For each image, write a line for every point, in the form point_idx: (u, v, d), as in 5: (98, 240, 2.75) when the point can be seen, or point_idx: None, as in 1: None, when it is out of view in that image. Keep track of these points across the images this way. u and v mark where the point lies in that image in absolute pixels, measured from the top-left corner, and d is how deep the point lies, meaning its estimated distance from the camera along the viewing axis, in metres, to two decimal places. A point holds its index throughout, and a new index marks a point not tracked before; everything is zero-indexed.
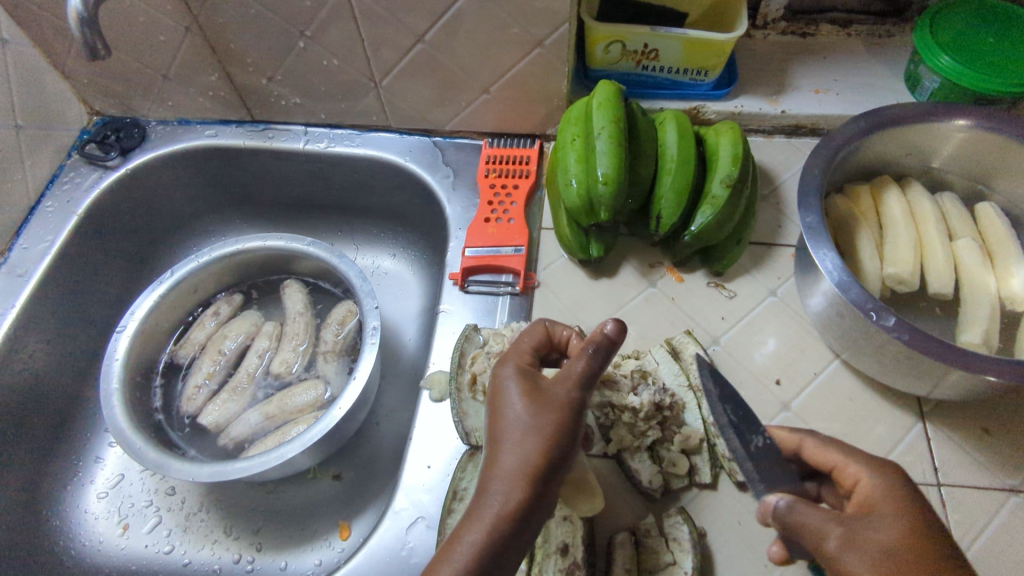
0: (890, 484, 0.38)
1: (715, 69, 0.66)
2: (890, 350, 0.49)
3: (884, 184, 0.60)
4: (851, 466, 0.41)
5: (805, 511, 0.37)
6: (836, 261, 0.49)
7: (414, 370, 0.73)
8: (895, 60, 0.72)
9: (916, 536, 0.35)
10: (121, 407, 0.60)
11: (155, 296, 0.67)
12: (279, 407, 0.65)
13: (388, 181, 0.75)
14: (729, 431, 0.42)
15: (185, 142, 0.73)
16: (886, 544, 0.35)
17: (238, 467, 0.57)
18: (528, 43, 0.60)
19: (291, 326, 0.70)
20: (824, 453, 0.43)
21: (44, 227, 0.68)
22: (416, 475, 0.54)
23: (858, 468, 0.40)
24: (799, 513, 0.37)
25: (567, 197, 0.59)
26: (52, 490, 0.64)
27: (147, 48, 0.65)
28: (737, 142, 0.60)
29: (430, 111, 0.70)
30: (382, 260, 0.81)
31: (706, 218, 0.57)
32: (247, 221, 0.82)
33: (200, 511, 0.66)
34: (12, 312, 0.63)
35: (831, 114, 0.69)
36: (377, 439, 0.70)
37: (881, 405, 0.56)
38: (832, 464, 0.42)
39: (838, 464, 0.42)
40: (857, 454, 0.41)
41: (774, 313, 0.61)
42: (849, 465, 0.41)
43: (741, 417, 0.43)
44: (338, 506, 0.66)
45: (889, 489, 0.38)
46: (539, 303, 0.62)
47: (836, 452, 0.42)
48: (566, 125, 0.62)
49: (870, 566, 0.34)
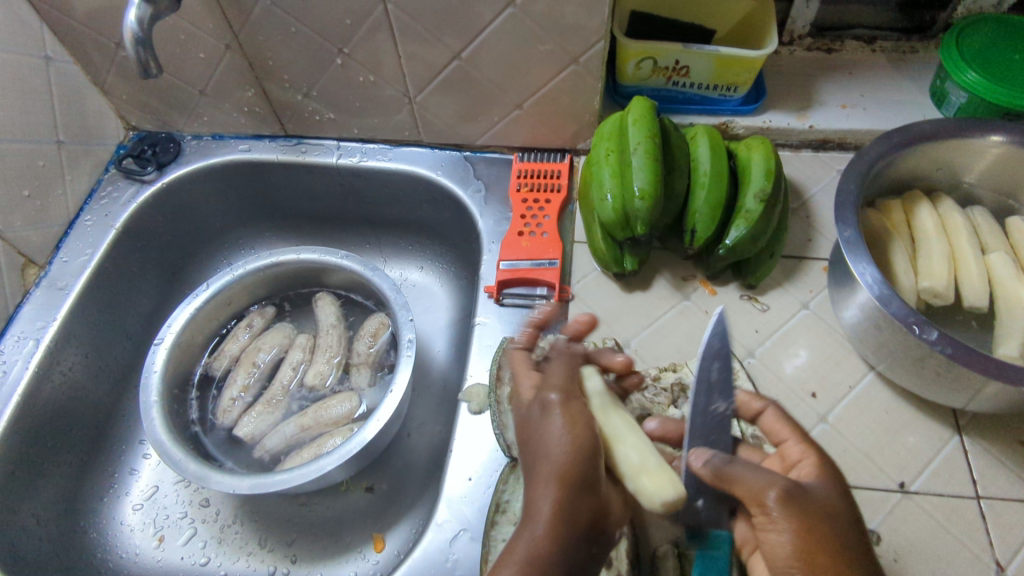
0: (823, 461, 0.44)
1: (745, 84, 0.67)
2: (931, 364, 0.49)
3: (915, 199, 0.61)
4: (798, 444, 0.46)
5: (744, 465, 0.41)
6: (875, 273, 0.50)
7: (444, 382, 0.73)
8: (921, 75, 0.73)
9: (837, 505, 0.41)
10: (161, 420, 0.60)
11: (191, 309, 0.68)
12: (314, 419, 0.65)
13: (419, 195, 0.76)
14: (707, 389, 0.46)
15: (219, 157, 0.74)
16: (819, 509, 0.40)
17: (278, 480, 0.57)
18: (563, 60, 0.61)
19: (324, 339, 0.71)
20: (780, 428, 0.48)
21: (83, 240, 0.69)
22: (457, 487, 0.54)
23: (802, 450, 0.46)
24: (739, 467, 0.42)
25: (602, 211, 0.59)
26: (90, 502, 0.65)
27: (187, 65, 0.67)
28: (769, 157, 0.61)
29: (462, 126, 0.71)
30: (410, 272, 0.81)
31: (740, 231, 0.58)
32: (277, 234, 0.83)
33: (234, 523, 0.66)
34: (53, 325, 0.64)
35: (859, 128, 0.69)
36: (408, 451, 0.70)
37: (918, 418, 0.56)
38: (782, 438, 0.48)
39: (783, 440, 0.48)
40: (805, 436, 0.47)
41: (807, 326, 0.61)
42: (794, 443, 0.47)
43: (722, 379, 0.47)
44: (372, 518, 0.66)
45: (824, 468, 0.44)
46: (574, 316, 0.63)
47: (786, 429, 0.48)
48: (599, 140, 0.62)
49: (796, 519, 0.39)
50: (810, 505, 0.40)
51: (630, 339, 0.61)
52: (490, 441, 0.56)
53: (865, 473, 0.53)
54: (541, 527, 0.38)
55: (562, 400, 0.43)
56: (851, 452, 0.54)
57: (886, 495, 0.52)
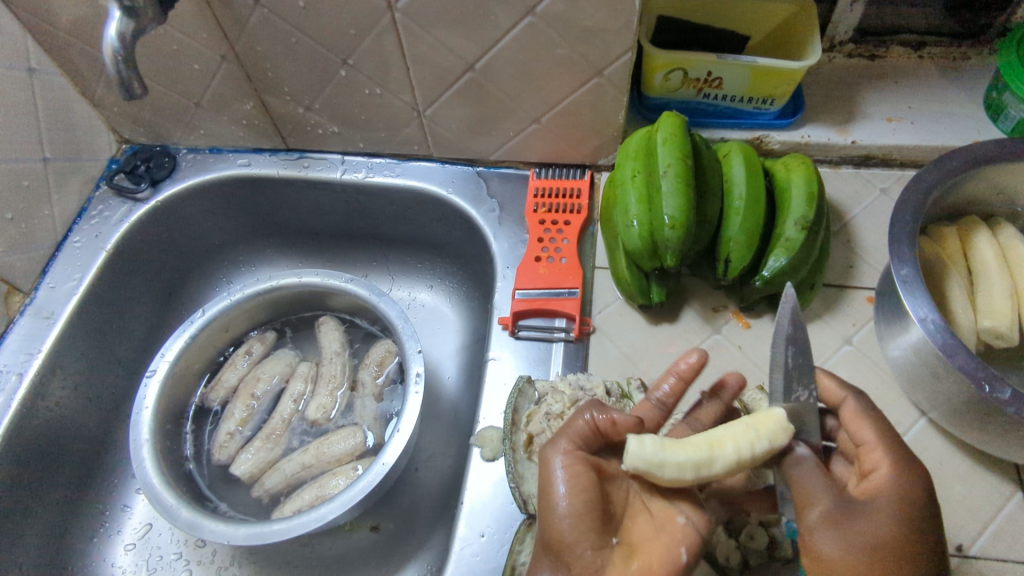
0: (907, 476, 0.39)
1: (783, 97, 0.61)
2: (998, 420, 0.44)
3: (972, 225, 0.55)
4: (880, 451, 0.40)
5: (811, 472, 0.41)
6: (937, 316, 0.45)
7: (454, 413, 0.68)
8: (974, 85, 0.67)
9: (903, 537, 0.37)
10: (152, 462, 0.57)
11: (185, 337, 0.63)
12: (316, 456, 0.61)
13: (428, 213, 0.71)
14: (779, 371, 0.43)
15: (216, 172, 0.70)
16: (875, 537, 0.37)
17: (277, 529, 0.53)
18: (586, 73, 0.56)
19: (327, 368, 0.66)
20: (863, 428, 0.42)
21: (72, 264, 0.66)
22: (468, 543, 0.50)
23: (882, 459, 0.40)
24: (802, 472, 0.41)
25: (627, 239, 0.54)
26: (79, 543, 0.61)
27: (181, 77, 0.62)
28: (811, 179, 0.55)
29: (475, 140, 0.66)
30: (419, 291, 0.77)
31: (779, 261, 0.52)
32: (278, 250, 0.78)
33: (232, 565, 0.61)
34: (39, 356, 0.60)
35: (907, 144, 0.64)
36: (417, 486, 0.64)
37: (977, 470, 0.50)
38: (863, 440, 0.42)
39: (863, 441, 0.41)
40: (892, 442, 0.40)
41: (851, 363, 0.56)
42: (876, 446, 0.41)
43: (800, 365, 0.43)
44: (376, 561, 0.61)
45: (905, 490, 0.38)
46: (595, 351, 0.58)
47: (870, 431, 0.41)
48: (624, 160, 0.57)
49: (840, 547, 0.37)
50: (866, 531, 0.37)
51: (656, 377, 0.56)
52: (504, 490, 0.52)
53: None
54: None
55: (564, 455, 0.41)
56: None
57: None
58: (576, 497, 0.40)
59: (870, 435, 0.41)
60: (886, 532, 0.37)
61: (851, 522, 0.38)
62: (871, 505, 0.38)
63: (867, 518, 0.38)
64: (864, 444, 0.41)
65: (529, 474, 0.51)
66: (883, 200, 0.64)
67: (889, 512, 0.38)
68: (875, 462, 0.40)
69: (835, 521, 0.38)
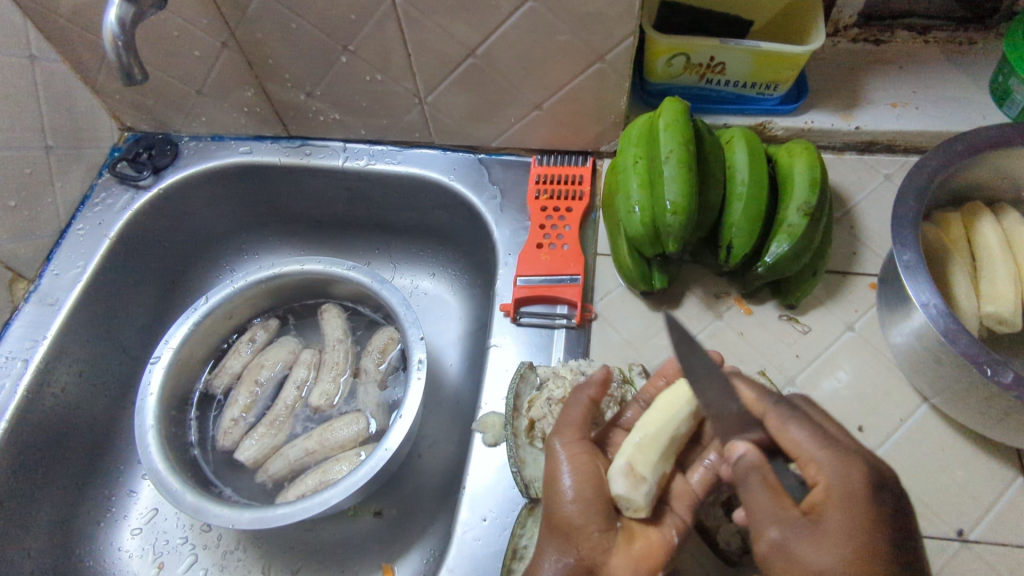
0: (856, 474, 0.36)
1: (786, 83, 0.60)
2: (1000, 405, 0.44)
3: (976, 211, 0.55)
4: (830, 464, 0.37)
5: (760, 492, 0.37)
6: (939, 301, 0.45)
7: (456, 400, 0.68)
8: (980, 71, 0.66)
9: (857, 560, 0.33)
10: (157, 447, 0.57)
11: (189, 324, 0.64)
12: (319, 442, 0.61)
13: (430, 200, 0.71)
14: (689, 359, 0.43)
15: (218, 160, 0.70)
16: (851, 547, 0.34)
17: (280, 513, 0.53)
18: (588, 58, 0.56)
19: (330, 355, 0.67)
20: (790, 429, 0.40)
21: (76, 251, 0.66)
22: (470, 527, 0.51)
23: (827, 454, 0.37)
24: (749, 490, 0.38)
25: (629, 225, 0.54)
26: (85, 527, 0.62)
27: (182, 64, 0.62)
28: (814, 165, 0.55)
29: (477, 127, 0.66)
30: (421, 279, 0.77)
31: (782, 247, 0.52)
32: (280, 238, 0.78)
33: (237, 550, 0.62)
34: (44, 343, 0.61)
35: (911, 130, 0.63)
36: (420, 473, 0.65)
37: (977, 456, 0.51)
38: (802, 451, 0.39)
39: (799, 445, 0.39)
40: (836, 454, 0.37)
41: (853, 349, 0.56)
42: (817, 445, 0.38)
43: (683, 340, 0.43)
44: (380, 546, 0.61)
45: (852, 504, 0.35)
46: (597, 338, 0.58)
47: (802, 432, 0.39)
48: (626, 146, 0.57)
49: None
50: (840, 542, 0.34)
51: (657, 363, 0.57)
52: (506, 475, 0.53)
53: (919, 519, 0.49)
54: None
55: (565, 442, 0.44)
56: None
57: (942, 544, 0.48)
58: (583, 481, 0.42)
59: (802, 438, 0.39)
60: (858, 537, 0.34)
61: (818, 533, 0.35)
62: (831, 509, 0.35)
63: (834, 524, 0.35)
64: (801, 448, 0.39)
65: (532, 459, 0.51)
66: (886, 186, 0.64)
67: (852, 516, 0.35)
68: (816, 468, 0.37)
69: (803, 538, 0.35)
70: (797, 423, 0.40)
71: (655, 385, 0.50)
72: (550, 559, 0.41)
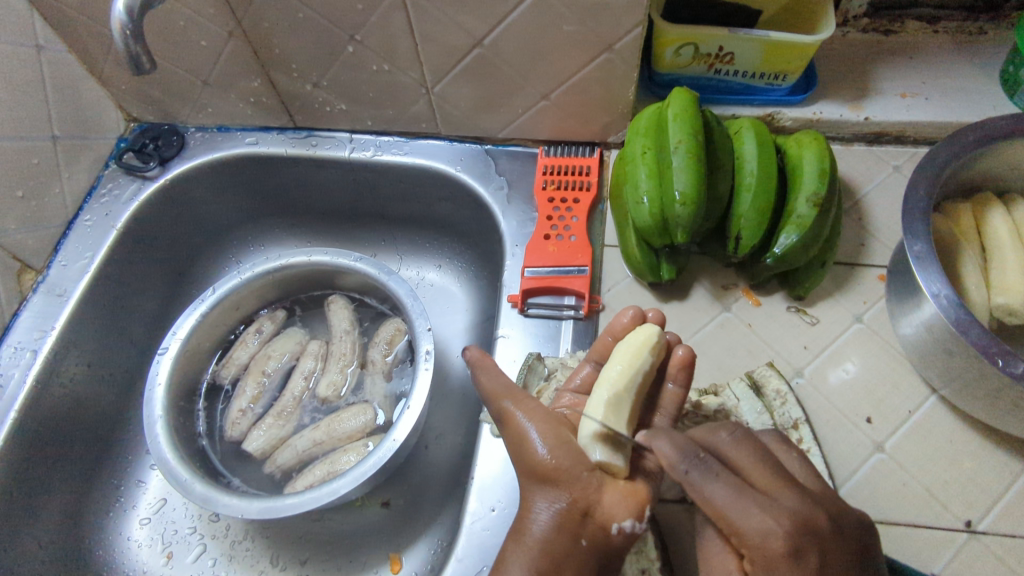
0: (777, 545, 0.36)
1: (795, 72, 0.60)
2: (1010, 397, 0.44)
3: (987, 203, 0.55)
4: (747, 530, 0.36)
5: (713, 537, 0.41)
6: (950, 292, 0.45)
7: (463, 391, 0.68)
8: (990, 61, 0.66)
9: None
10: (166, 437, 0.57)
11: (197, 315, 0.64)
12: (327, 432, 0.62)
13: (437, 192, 0.71)
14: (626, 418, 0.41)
15: (225, 151, 0.70)
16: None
17: (289, 503, 0.54)
18: (596, 47, 0.55)
19: (337, 346, 0.67)
20: (712, 492, 0.37)
21: (83, 243, 0.66)
22: (479, 517, 0.51)
23: (752, 517, 0.36)
24: (706, 540, 0.42)
25: (637, 215, 0.53)
26: (94, 518, 0.62)
27: (188, 54, 0.62)
28: (823, 155, 0.55)
29: (483, 118, 0.66)
30: (428, 271, 0.77)
31: (791, 239, 0.52)
32: (286, 230, 0.78)
33: (246, 539, 0.62)
34: (53, 334, 0.61)
35: (921, 120, 0.63)
36: (427, 464, 0.65)
37: (985, 447, 0.50)
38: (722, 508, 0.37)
39: (720, 512, 0.37)
40: (748, 521, 0.36)
41: (861, 341, 0.56)
42: (738, 513, 0.37)
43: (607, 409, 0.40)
44: (387, 536, 0.62)
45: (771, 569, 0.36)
46: (604, 329, 0.58)
47: (720, 489, 0.37)
48: (634, 136, 0.56)
49: None
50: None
51: None
52: (514, 465, 0.53)
53: (926, 510, 0.49)
54: (531, 532, 0.41)
55: (516, 404, 0.44)
56: (910, 486, 0.50)
57: (950, 535, 0.48)
58: (550, 433, 0.43)
59: (716, 497, 0.37)
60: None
61: None
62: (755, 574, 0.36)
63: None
64: (721, 516, 0.37)
65: None
66: (895, 177, 0.64)
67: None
68: (739, 537, 0.37)
69: None
70: (716, 480, 0.37)
71: (604, 343, 0.50)
72: (542, 506, 0.41)
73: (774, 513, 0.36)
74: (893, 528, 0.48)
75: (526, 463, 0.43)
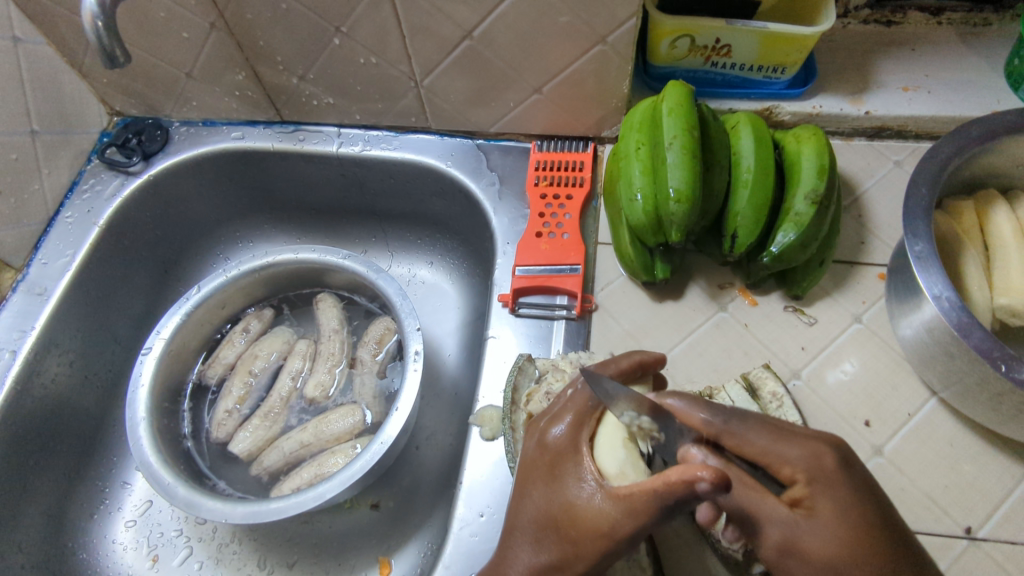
0: (840, 520, 0.34)
1: (794, 65, 0.58)
2: (1012, 402, 0.43)
3: (990, 200, 0.53)
4: (791, 456, 0.36)
5: (759, 433, 0.37)
6: (952, 293, 0.43)
7: (455, 390, 0.67)
8: (994, 53, 0.64)
9: (855, 531, 0.34)
10: (150, 440, 0.56)
11: (181, 314, 0.62)
12: (315, 434, 0.60)
13: (428, 187, 0.69)
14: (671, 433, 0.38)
15: (210, 145, 0.68)
16: (852, 525, 0.34)
17: (274, 508, 0.52)
18: (588, 40, 0.54)
19: (325, 345, 0.66)
20: (747, 433, 0.37)
21: (64, 240, 0.64)
22: (468, 522, 0.50)
23: (791, 450, 0.36)
24: (752, 442, 0.37)
25: (630, 214, 0.52)
26: (78, 521, 0.61)
27: (170, 46, 0.60)
28: (822, 151, 0.53)
29: (474, 112, 0.64)
30: (419, 268, 0.75)
31: (788, 237, 0.50)
32: (275, 225, 0.77)
33: (233, 543, 0.61)
34: (33, 334, 0.59)
35: (922, 115, 0.61)
36: (418, 464, 0.64)
37: (987, 453, 0.49)
38: (773, 454, 0.36)
39: (763, 451, 0.36)
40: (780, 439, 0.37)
41: (861, 341, 0.55)
42: (783, 443, 0.36)
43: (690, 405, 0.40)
44: (376, 538, 0.60)
45: (842, 508, 0.35)
46: (597, 328, 0.57)
47: (753, 432, 0.37)
48: (627, 131, 0.55)
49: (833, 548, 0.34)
50: (832, 526, 0.34)
51: (659, 356, 0.55)
52: (504, 470, 0.51)
53: (926, 516, 0.47)
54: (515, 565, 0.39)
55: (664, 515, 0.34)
56: (910, 491, 0.48)
57: (949, 542, 0.47)
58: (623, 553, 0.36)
59: (755, 437, 0.37)
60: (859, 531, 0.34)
61: (816, 522, 0.35)
62: (820, 498, 0.35)
63: (826, 508, 0.35)
64: (769, 452, 0.36)
65: None
66: (896, 173, 0.62)
67: (846, 518, 0.34)
68: (793, 467, 0.36)
69: (810, 533, 0.34)
70: (751, 423, 0.37)
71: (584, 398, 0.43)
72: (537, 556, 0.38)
73: (800, 449, 0.36)
74: None
75: (563, 480, 0.38)
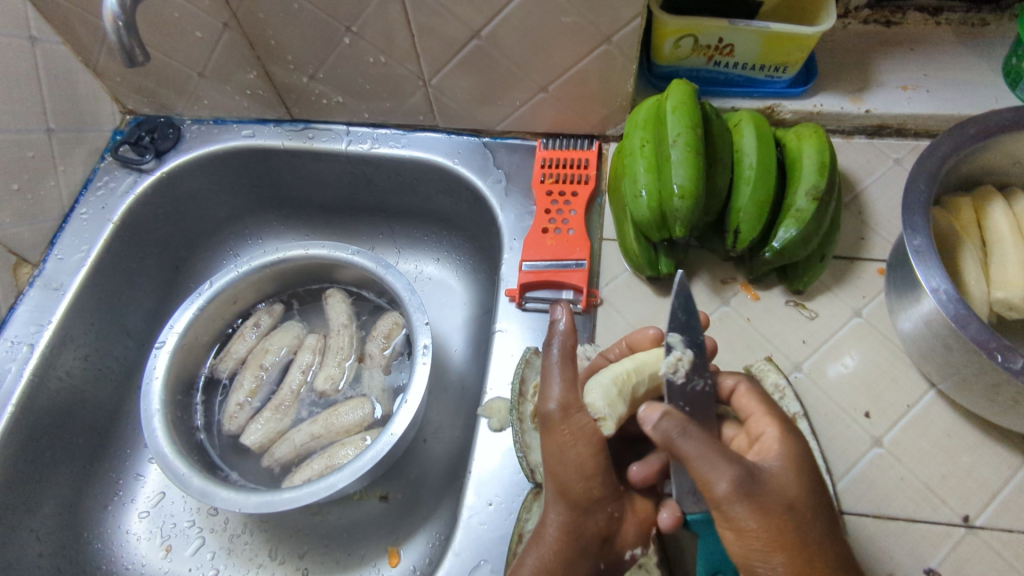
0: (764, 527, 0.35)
1: (795, 64, 0.59)
2: (1009, 392, 0.44)
3: (988, 197, 0.55)
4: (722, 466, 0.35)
5: (696, 445, 0.36)
6: (950, 287, 0.45)
7: (461, 385, 0.68)
8: (992, 53, 0.65)
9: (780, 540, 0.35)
10: (164, 432, 0.57)
11: (194, 308, 0.64)
12: (325, 426, 0.62)
13: (434, 184, 0.70)
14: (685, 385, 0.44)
15: (220, 143, 0.70)
16: (776, 534, 0.35)
17: (286, 498, 0.53)
18: (594, 39, 0.55)
19: (335, 340, 0.67)
20: (684, 443, 0.36)
21: (79, 236, 0.66)
22: (477, 511, 0.51)
23: (721, 470, 0.35)
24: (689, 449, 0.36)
25: (635, 209, 0.53)
26: (93, 511, 0.62)
27: (183, 45, 0.62)
28: (823, 148, 0.54)
29: (481, 110, 0.66)
30: (426, 264, 0.76)
31: (789, 233, 0.51)
32: (284, 222, 0.78)
33: (244, 533, 0.62)
34: (49, 328, 0.61)
35: (921, 113, 0.62)
36: (426, 457, 0.65)
37: (984, 442, 0.50)
38: (713, 465, 0.35)
39: (696, 462, 0.36)
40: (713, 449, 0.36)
41: (860, 335, 0.56)
42: (716, 456, 0.36)
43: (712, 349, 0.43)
44: (385, 529, 0.62)
45: (773, 519, 0.35)
46: (602, 322, 0.58)
47: (693, 443, 0.36)
48: (632, 129, 0.56)
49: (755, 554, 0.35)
50: (761, 539, 0.35)
51: None
52: (512, 460, 0.53)
53: (925, 505, 0.49)
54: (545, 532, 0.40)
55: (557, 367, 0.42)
56: (909, 481, 0.49)
57: (948, 529, 0.48)
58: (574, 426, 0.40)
59: (691, 449, 0.36)
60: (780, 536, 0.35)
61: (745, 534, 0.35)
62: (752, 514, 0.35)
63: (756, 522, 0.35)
64: (702, 464, 0.35)
65: (537, 444, 0.50)
66: (896, 171, 0.63)
67: (773, 528, 0.35)
68: (724, 479, 0.35)
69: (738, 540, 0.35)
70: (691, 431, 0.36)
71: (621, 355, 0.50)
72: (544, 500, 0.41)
73: (737, 469, 0.35)
74: (892, 523, 0.48)
75: None
